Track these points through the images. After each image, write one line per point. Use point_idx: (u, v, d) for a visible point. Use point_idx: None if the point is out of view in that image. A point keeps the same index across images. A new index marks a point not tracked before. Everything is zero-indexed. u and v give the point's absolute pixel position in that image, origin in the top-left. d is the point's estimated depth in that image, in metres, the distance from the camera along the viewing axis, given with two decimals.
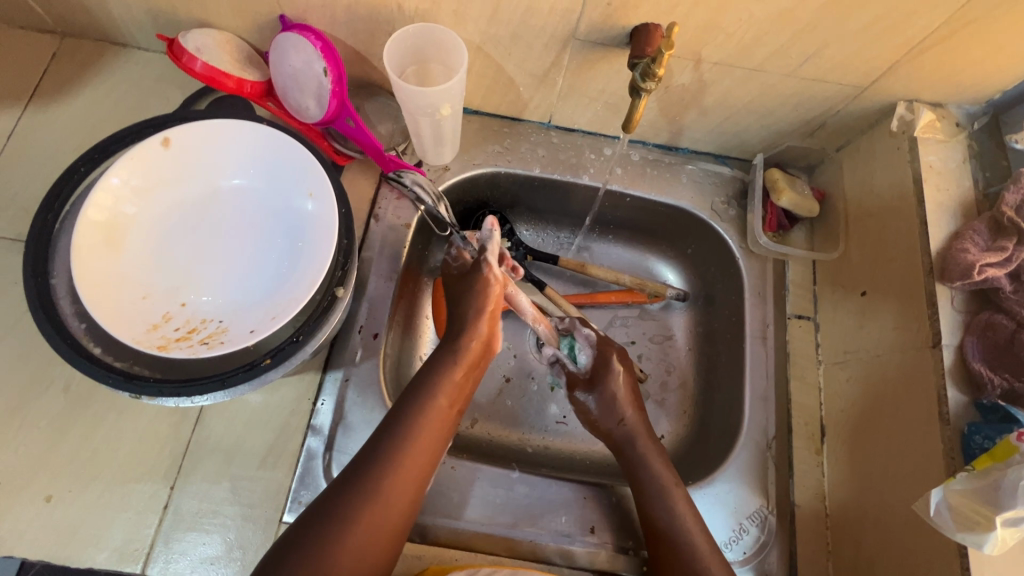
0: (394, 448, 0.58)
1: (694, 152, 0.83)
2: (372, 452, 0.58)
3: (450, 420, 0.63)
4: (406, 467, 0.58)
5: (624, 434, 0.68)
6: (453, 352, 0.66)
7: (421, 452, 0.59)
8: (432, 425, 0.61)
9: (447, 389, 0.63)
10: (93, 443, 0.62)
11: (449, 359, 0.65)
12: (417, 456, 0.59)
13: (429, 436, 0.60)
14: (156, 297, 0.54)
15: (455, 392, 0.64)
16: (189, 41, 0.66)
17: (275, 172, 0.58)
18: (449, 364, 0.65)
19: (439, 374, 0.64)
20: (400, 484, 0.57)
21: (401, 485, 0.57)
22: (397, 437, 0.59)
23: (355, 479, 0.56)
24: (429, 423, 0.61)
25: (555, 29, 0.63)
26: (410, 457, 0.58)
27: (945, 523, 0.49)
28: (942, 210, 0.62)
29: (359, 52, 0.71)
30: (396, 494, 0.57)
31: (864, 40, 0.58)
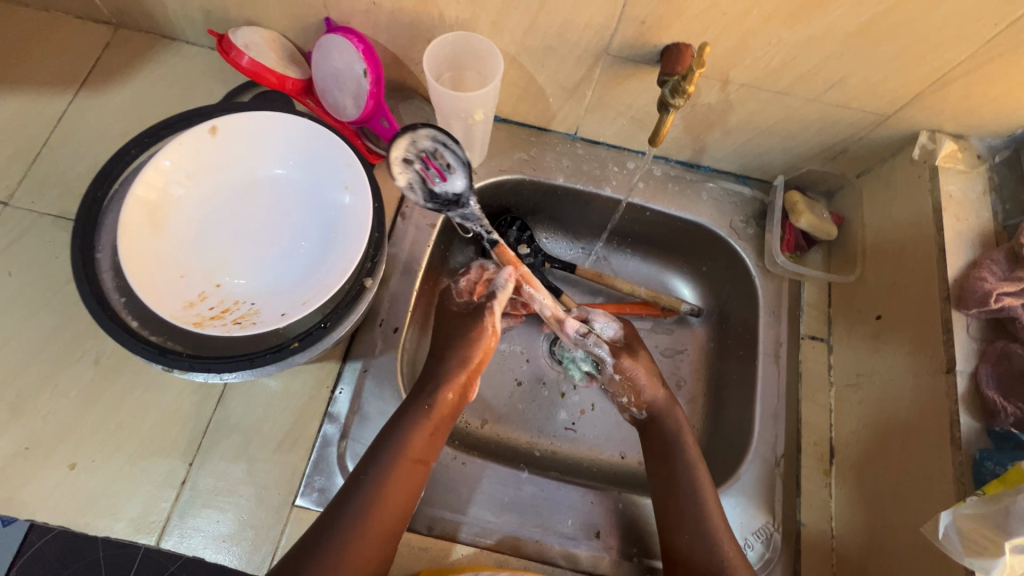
0: (361, 506, 0.58)
1: (715, 170, 0.84)
2: (348, 500, 0.58)
3: (424, 469, 0.63)
4: (377, 519, 0.58)
5: (656, 408, 0.71)
6: (425, 405, 0.65)
7: (392, 505, 0.59)
8: (401, 478, 0.61)
9: (417, 443, 0.63)
10: (117, 416, 0.64)
11: (419, 412, 0.64)
12: (386, 511, 0.59)
13: (400, 488, 0.60)
14: (193, 277, 0.56)
15: (427, 445, 0.63)
16: (240, 37, 0.70)
17: (313, 164, 0.61)
18: (420, 416, 0.64)
19: (405, 427, 0.63)
20: (375, 529, 0.58)
21: (371, 535, 0.57)
22: (366, 490, 0.59)
23: (333, 521, 0.57)
24: (396, 477, 0.60)
25: (589, 44, 0.65)
26: (379, 509, 0.58)
27: (954, 547, 0.49)
28: (961, 239, 0.63)
29: (397, 56, 0.74)
30: (361, 551, 0.57)
31: (890, 69, 0.60)
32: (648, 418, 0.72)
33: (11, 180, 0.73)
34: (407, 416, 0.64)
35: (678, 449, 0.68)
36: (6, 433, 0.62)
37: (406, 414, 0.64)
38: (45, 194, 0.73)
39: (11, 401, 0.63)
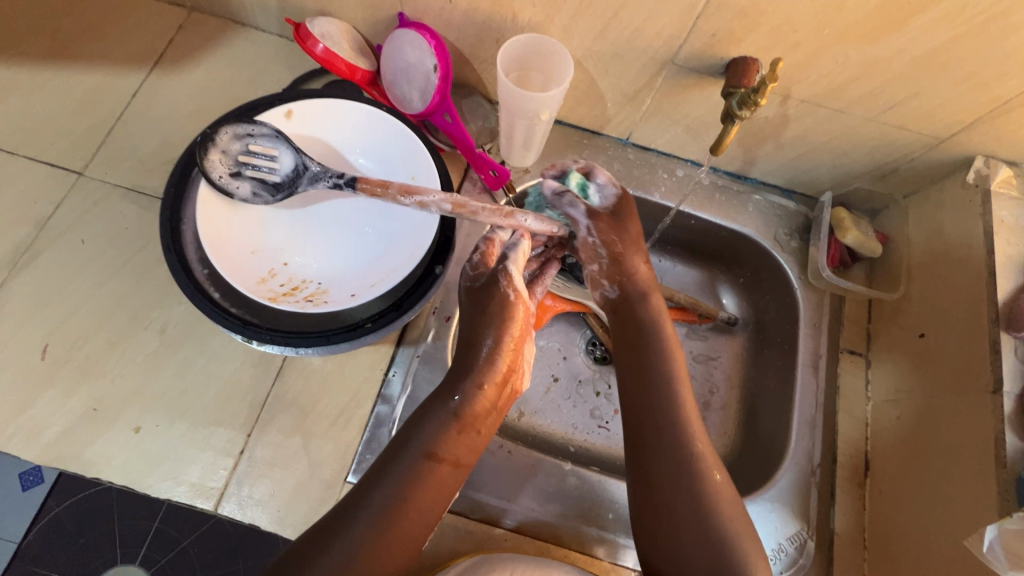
0: (381, 509, 0.52)
1: (762, 183, 0.86)
2: (365, 512, 0.52)
3: (454, 477, 0.56)
4: (396, 532, 0.52)
5: (634, 286, 0.67)
6: (450, 403, 0.57)
7: (414, 518, 0.53)
8: (428, 488, 0.54)
9: (444, 445, 0.56)
10: (180, 384, 0.66)
11: (452, 409, 0.57)
12: (408, 522, 0.53)
13: (427, 496, 0.54)
14: (264, 254, 0.57)
15: (460, 446, 0.56)
16: (315, 27, 0.72)
17: (384, 154, 0.63)
18: (446, 416, 0.56)
19: (434, 428, 0.56)
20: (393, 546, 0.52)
21: (391, 549, 0.52)
22: (387, 498, 0.53)
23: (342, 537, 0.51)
24: (420, 485, 0.54)
25: (657, 52, 0.67)
26: (402, 520, 0.53)
27: (1000, 563, 0.52)
28: (1011, 263, 0.65)
29: (464, 54, 0.76)
30: (387, 555, 0.52)
31: (952, 93, 0.62)
32: (618, 294, 0.67)
33: (86, 152, 0.76)
34: (436, 416, 0.57)
35: (655, 354, 0.62)
36: (75, 393, 0.64)
37: (437, 411, 0.57)
38: (117, 168, 0.75)
39: (81, 363, 0.65)
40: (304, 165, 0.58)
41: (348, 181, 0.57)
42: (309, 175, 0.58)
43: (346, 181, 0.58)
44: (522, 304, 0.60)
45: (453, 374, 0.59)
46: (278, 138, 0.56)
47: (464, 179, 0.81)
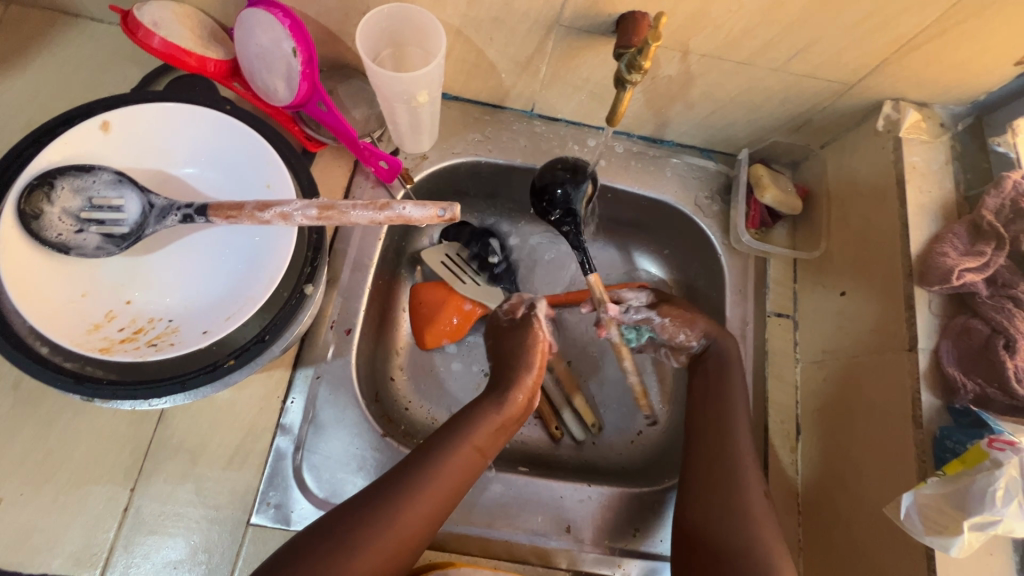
0: (411, 483, 0.55)
1: (679, 145, 0.81)
2: (403, 478, 0.55)
3: (480, 463, 0.59)
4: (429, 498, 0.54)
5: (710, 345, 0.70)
6: (498, 402, 0.63)
7: (446, 486, 0.56)
8: (462, 464, 0.58)
9: (482, 432, 0.60)
10: (47, 443, 0.58)
11: (490, 407, 0.62)
12: (442, 489, 0.55)
13: (459, 467, 0.57)
14: (98, 295, 0.50)
15: (491, 436, 0.61)
16: (146, 14, 0.60)
17: (231, 164, 0.55)
18: (491, 410, 0.62)
19: (476, 419, 0.61)
20: (421, 509, 0.54)
21: (420, 510, 0.54)
22: (430, 460, 0.57)
23: (380, 506, 0.53)
24: (459, 458, 0.57)
25: (539, 14, 0.60)
26: (430, 490, 0.55)
27: (915, 526, 0.50)
28: (924, 212, 0.62)
29: (332, 31, 0.67)
30: (408, 524, 0.53)
31: (855, 35, 0.57)
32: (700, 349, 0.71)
33: None
34: (477, 409, 0.62)
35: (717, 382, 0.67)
36: None
37: (479, 404, 0.62)
38: None
39: None
40: (150, 203, 0.51)
41: (198, 211, 0.50)
42: (156, 213, 0.50)
43: (196, 211, 0.50)
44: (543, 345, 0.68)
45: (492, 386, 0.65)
46: (122, 182, 0.50)
47: (356, 173, 0.73)
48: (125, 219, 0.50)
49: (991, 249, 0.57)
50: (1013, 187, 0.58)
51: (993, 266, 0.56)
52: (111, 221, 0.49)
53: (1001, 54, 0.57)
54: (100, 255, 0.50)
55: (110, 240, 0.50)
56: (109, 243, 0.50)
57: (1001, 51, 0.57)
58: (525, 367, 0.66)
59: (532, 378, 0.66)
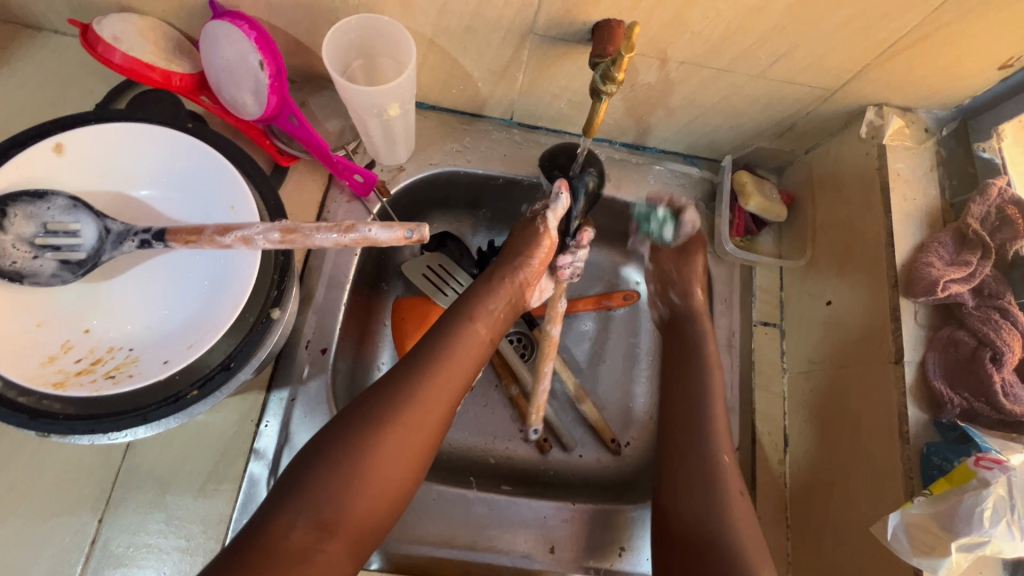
0: (413, 378, 0.54)
1: (662, 152, 0.79)
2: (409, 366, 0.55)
3: (484, 349, 0.60)
4: (439, 384, 0.54)
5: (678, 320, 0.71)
6: (492, 280, 0.64)
7: (455, 369, 0.56)
8: (466, 342, 0.58)
9: (484, 315, 0.61)
10: (11, 474, 0.56)
11: (488, 289, 0.64)
12: (450, 372, 0.56)
13: (464, 351, 0.58)
14: (53, 324, 0.48)
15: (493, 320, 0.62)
16: (105, 28, 0.58)
17: (194, 184, 0.53)
18: (490, 294, 0.63)
19: (475, 297, 0.63)
20: (434, 403, 0.53)
21: (434, 403, 0.53)
22: (434, 344, 0.57)
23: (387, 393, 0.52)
24: (465, 345, 0.58)
25: (512, 23, 0.58)
26: (437, 375, 0.55)
27: (902, 547, 0.48)
28: (909, 219, 0.61)
29: (301, 42, 0.65)
30: (417, 416, 0.52)
31: (836, 41, 0.55)
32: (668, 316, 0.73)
33: None
34: (478, 293, 0.63)
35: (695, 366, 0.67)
36: None
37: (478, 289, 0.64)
38: None
39: None
40: (106, 229, 0.49)
41: (157, 235, 0.48)
42: (112, 238, 0.48)
43: (154, 236, 0.48)
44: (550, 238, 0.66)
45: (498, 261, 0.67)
46: (76, 207, 0.48)
47: (330, 187, 0.71)
48: (81, 245, 0.48)
49: (976, 258, 0.55)
50: (998, 194, 0.57)
51: (979, 275, 0.55)
52: (66, 248, 0.47)
53: (984, 59, 0.56)
54: (56, 283, 0.47)
55: (66, 267, 0.48)
56: (65, 271, 0.48)
57: (984, 56, 0.56)
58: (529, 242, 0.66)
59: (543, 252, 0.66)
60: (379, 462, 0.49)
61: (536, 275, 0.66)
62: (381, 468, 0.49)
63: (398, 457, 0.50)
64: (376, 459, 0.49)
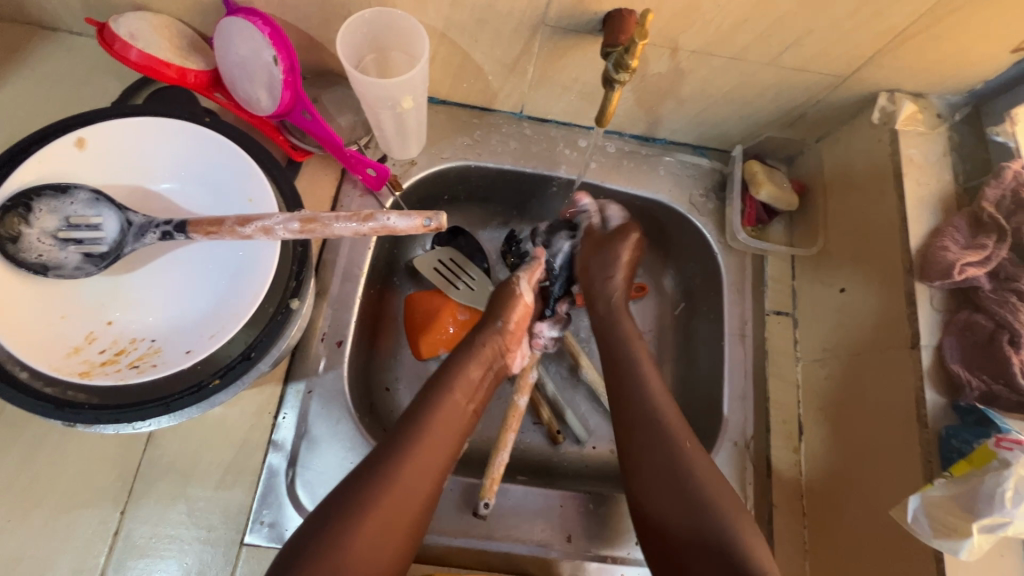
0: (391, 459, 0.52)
1: (672, 143, 0.79)
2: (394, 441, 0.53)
3: (464, 419, 0.58)
4: (424, 458, 0.53)
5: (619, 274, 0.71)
6: (469, 348, 0.63)
7: (438, 445, 0.54)
8: (450, 411, 0.57)
9: (460, 385, 0.60)
10: (33, 468, 0.57)
11: (466, 354, 0.62)
12: (433, 447, 0.54)
13: (446, 424, 0.56)
14: (77, 316, 0.49)
15: (472, 385, 0.60)
16: (122, 26, 0.58)
17: (212, 178, 0.54)
18: (466, 361, 0.61)
19: (451, 369, 0.61)
20: (419, 479, 0.52)
21: (422, 481, 0.52)
22: (415, 420, 0.55)
23: (376, 469, 0.51)
24: (445, 416, 0.57)
25: (524, 14, 0.58)
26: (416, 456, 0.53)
27: (923, 530, 0.48)
28: (924, 205, 0.61)
29: (313, 38, 0.65)
30: (399, 504, 0.50)
31: (848, 27, 0.55)
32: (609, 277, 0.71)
33: None
34: (457, 361, 0.61)
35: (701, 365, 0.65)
36: None
37: (455, 358, 0.62)
38: None
39: None
40: (128, 221, 0.49)
41: (178, 227, 0.48)
42: (134, 231, 0.49)
43: (175, 227, 0.49)
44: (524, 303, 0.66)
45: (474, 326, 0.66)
46: (99, 200, 0.49)
47: (343, 181, 0.72)
48: (103, 237, 0.48)
49: (993, 242, 0.55)
50: (1013, 178, 0.57)
51: (996, 258, 0.55)
52: (89, 241, 0.48)
53: (997, 42, 0.56)
54: (79, 275, 0.48)
55: (89, 260, 0.49)
56: (88, 263, 0.48)
57: (997, 40, 0.56)
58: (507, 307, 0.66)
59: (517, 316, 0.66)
60: (369, 540, 0.47)
61: (513, 341, 0.65)
62: (369, 547, 0.47)
63: (387, 536, 0.48)
64: (365, 535, 0.47)
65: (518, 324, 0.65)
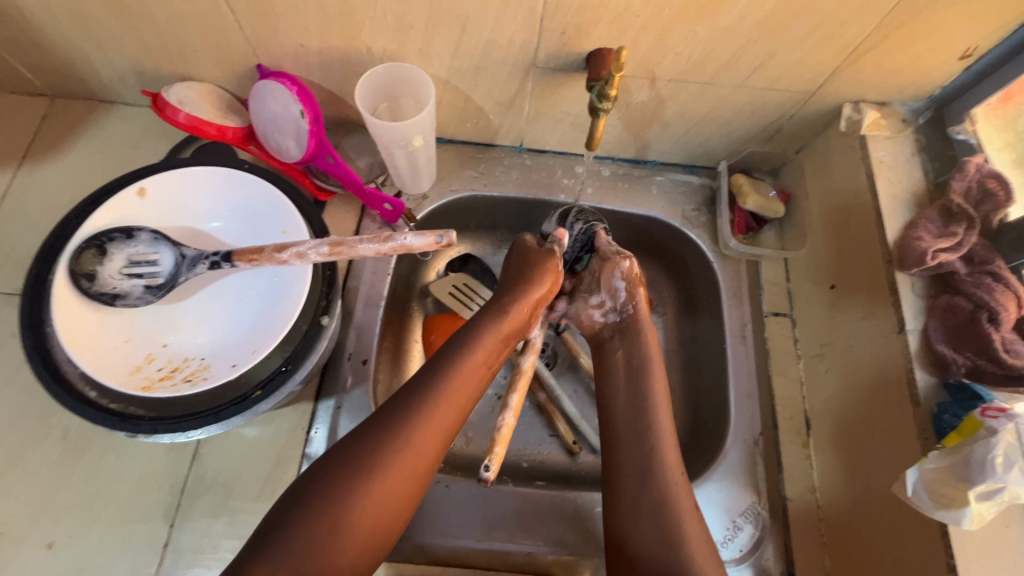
0: (395, 428, 0.54)
1: (661, 163, 0.86)
2: (401, 404, 0.56)
3: (481, 382, 0.61)
4: (436, 420, 0.56)
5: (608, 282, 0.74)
6: (495, 313, 0.65)
7: (453, 406, 0.58)
8: (467, 373, 0.60)
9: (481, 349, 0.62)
10: (93, 486, 0.63)
11: (492, 318, 0.64)
12: (449, 409, 0.57)
13: (461, 387, 0.59)
14: (138, 340, 0.56)
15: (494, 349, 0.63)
16: (171, 94, 0.68)
17: (251, 214, 0.61)
18: (487, 327, 0.63)
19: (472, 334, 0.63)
20: (430, 442, 0.55)
21: (431, 443, 0.55)
22: (434, 379, 0.58)
23: (381, 429, 0.54)
24: (463, 379, 0.59)
25: (516, 59, 0.66)
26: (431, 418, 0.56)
27: (924, 503, 0.52)
28: (897, 201, 0.66)
29: (334, 93, 0.75)
30: (406, 462, 0.53)
31: (805, 48, 0.62)
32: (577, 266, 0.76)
33: None
34: (481, 325, 0.64)
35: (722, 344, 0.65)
36: None
37: (480, 321, 0.64)
38: None
39: None
40: (182, 255, 0.57)
41: (224, 258, 0.56)
42: (187, 262, 0.57)
43: (223, 258, 0.56)
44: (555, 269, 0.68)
45: (503, 288, 0.68)
46: (157, 239, 0.57)
47: (363, 216, 0.79)
48: (159, 271, 0.56)
49: (963, 229, 0.60)
50: (976, 170, 0.62)
51: (967, 244, 0.59)
52: (148, 275, 0.56)
53: (944, 53, 0.62)
54: (140, 304, 0.56)
55: (149, 291, 0.56)
56: (149, 293, 0.56)
57: (944, 51, 0.62)
58: (541, 273, 0.68)
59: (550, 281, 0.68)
60: (370, 506, 0.51)
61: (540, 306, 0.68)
62: (371, 511, 0.51)
63: (390, 501, 0.52)
64: (369, 501, 0.51)
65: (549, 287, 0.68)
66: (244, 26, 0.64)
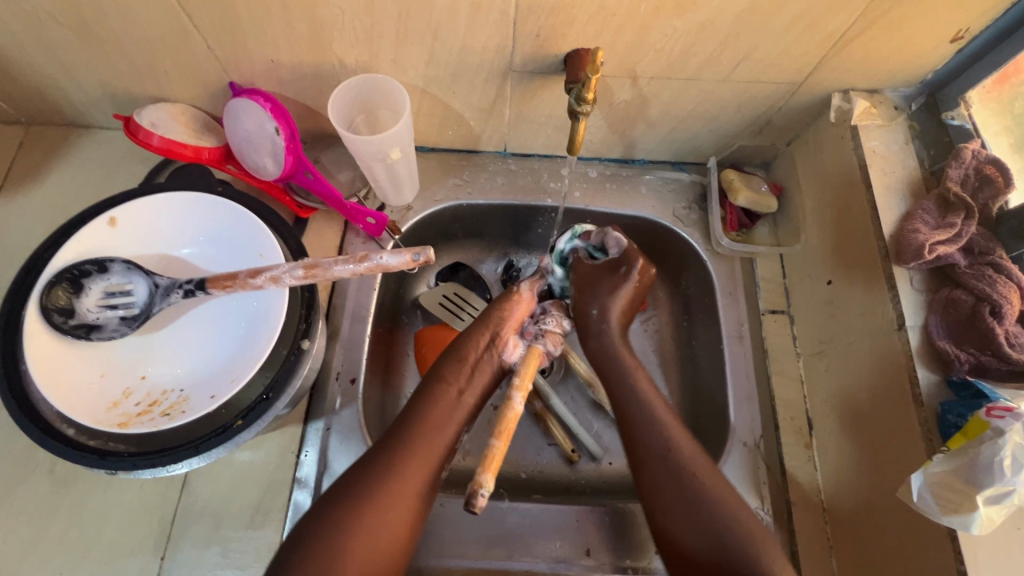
0: (376, 455, 0.56)
1: (650, 162, 0.84)
2: (384, 434, 0.58)
3: (459, 407, 0.62)
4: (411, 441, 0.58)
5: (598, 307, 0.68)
6: (457, 349, 0.66)
7: (428, 434, 0.59)
8: (441, 403, 0.61)
9: (449, 379, 0.64)
10: (82, 520, 0.62)
11: (455, 353, 0.65)
12: (422, 433, 0.59)
13: (440, 413, 0.61)
14: (115, 374, 0.55)
15: (462, 379, 0.64)
16: (144, 117, 0.66)
17: (226, 239, 0.60)
18: (453, 360, 0.65)
19: (440, 369, 0.64)
20: (416, 469, 0.56)
21: (408, 458, 0.56)
22: (410, 413, 0.60)
23: (369, 460, 0.56)
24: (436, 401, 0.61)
25: (492, 64, 0.65)
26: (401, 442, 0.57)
27: (930, 508, 0.50)
28: (891, 192, 0.63)
29: (309, 107, 0.73)
30: (384, 489, 0.54)
31: (789, 38, 0.60)
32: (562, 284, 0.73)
33: None
34: (446, 363, 0.65)
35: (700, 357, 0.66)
36: None
37: (445, 358, 0.65)
38: None
39: None
40: (156, 284, 0.56)
41: (198, 285, 0.55)
42: (161, 292, 0.56)
43: (197, 285, 0.55)
44: (521, 302, 0.69)
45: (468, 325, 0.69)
46: (131, 269, 0.56)
47: (347, 232, 0.78)
48: (133, 302, 0.55)
49: (961, 219, 0.58)
50: (973, 157, 0.59)
51: (966, 235, 0.58)
52: (124, 305, 0.55)
53: (935, 36, 0.60)
54: (114, 336, 0.54)
55: (125, 321, 0.55)
56: (124, 325, 0.55)
57: (934, 34, 0.59)
58: (502, 306, 0.69)
59: (512, 311, 0.68)
60: (361, 532, 0.52)
61: (506, 333, 0.67)
62: (361, 535, 0.52)
63: (376, 535, 0.52)
64: (357, 529, 0.52)
65: (515, 317, 0.68)
66: (211, 44, 0.62)
